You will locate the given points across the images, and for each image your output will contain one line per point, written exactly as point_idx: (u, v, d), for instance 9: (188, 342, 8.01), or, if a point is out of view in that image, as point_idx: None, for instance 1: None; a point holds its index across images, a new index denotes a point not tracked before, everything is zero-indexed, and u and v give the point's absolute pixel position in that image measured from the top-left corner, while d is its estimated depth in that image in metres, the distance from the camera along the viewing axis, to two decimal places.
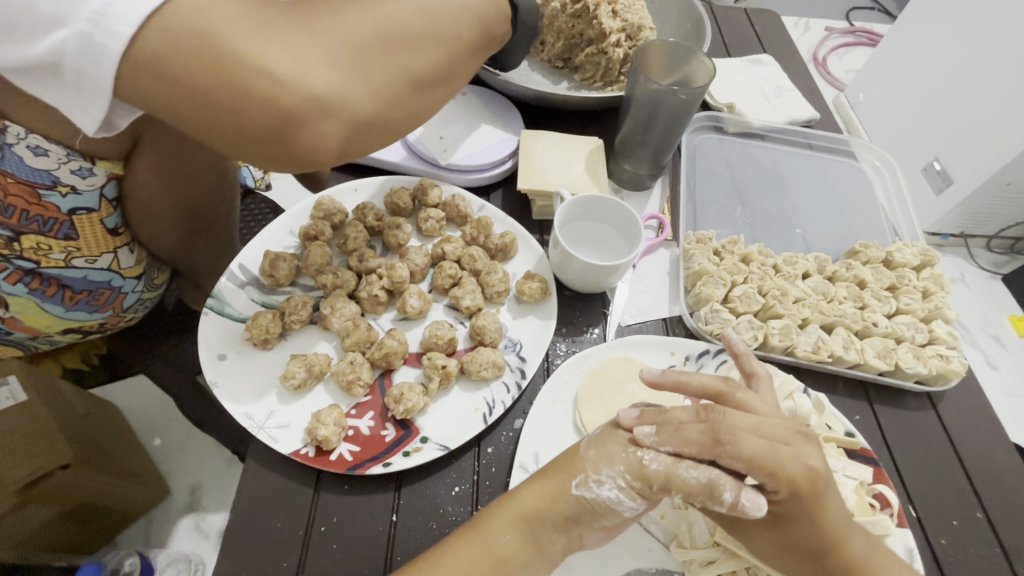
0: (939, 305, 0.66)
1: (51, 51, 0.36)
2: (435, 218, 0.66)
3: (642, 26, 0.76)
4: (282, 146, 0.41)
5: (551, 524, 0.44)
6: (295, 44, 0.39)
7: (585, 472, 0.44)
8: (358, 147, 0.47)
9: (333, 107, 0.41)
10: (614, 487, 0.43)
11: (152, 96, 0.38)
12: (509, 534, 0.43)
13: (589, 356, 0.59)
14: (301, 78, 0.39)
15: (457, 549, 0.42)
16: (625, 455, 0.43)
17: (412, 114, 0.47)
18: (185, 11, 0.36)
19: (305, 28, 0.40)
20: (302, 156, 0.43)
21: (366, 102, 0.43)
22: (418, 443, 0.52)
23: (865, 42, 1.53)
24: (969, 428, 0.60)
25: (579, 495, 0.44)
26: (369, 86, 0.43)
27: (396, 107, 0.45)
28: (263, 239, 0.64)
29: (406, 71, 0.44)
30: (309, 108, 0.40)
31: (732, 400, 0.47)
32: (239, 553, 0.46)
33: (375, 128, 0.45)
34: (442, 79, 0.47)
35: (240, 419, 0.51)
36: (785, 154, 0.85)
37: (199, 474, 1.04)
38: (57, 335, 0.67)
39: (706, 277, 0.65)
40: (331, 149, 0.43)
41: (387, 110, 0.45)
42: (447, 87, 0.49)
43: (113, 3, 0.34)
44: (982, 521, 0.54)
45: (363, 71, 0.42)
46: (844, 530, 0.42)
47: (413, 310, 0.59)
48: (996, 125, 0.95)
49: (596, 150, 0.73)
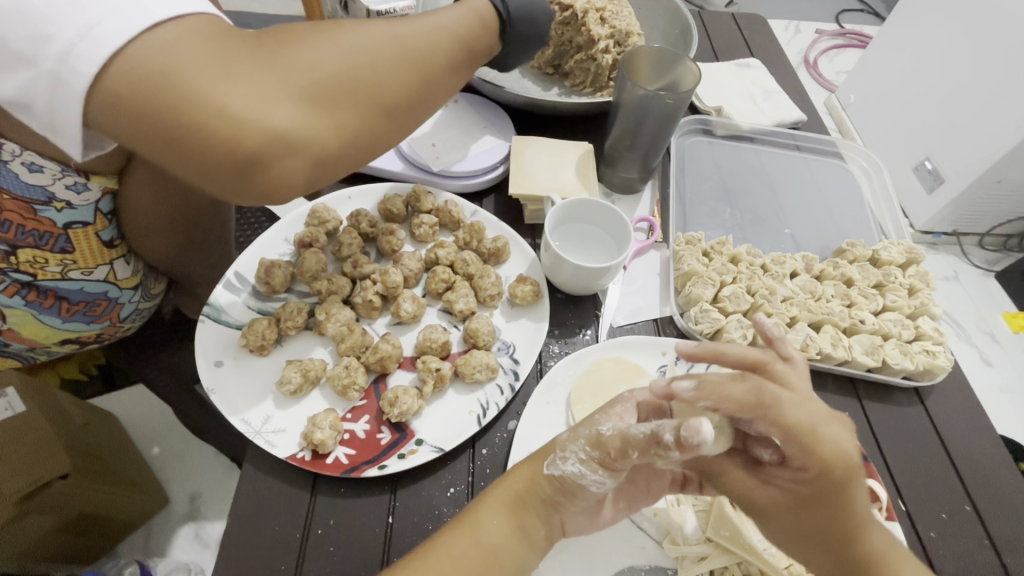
0: (926, 302, 0.67)
1: (28, 85, 0.38)
2: (428, 224, 0.67)
3: (631, 32, 0.77)
4: (249, 184, 0.42)
5: (539, 517, 0.45)
6: (259, 81, 0.39)
7: (554, 452, 0.46)
8: (327, 178, 0.47)
9: (299, 143, 0.41)
10: (576, 461, 0.44)
11: (123, 133, 0.39)
12: (495, 520, 0.45)
13: (582, 357, 0.60)
14: (265, 118, 0.39)
15: (441, 537, 0.44)
16: (588, 429, 0.45)
17: (382, 142, 0.48)
18: (149, 51, 0.37)
19: (271, 62, 0.41)
20: (270, 191, 0.43)
21: (333, 136, 0.43)
22: (413, 446, 0.52)
23: (853, 44, 1.55)
24: (958, 421, 0.61)
25: (550, 474, 0.45)
26: (334, 120, 0.43)
27: (362, 139, 0.46)
28: (259, 246, 0.65)
29: (372, 101, 0.45)
30: (273, 147, 0.40)
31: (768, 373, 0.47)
32: (234, 557, 0.47)
33: (342, 159, 0.46)
34: (409, 106, 0.48)
35: (238, 425, 0.52)
36: (773, 156, 0.87)
37: (198, 483, 1.05)
38: (55, 346, 0.68)
39: (695, 277, 0.66)
40: (298, 183, 0.44)
41: (355, 141, 0.45)
42: (418, 113, 0.50)
43: (78, 43, 0.36)
44: (970, 513, 0.55)
45: (329, 104, 0.43)
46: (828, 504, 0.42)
47: (407, 314, 0.60)
48: (986, 125, 0.96)
49: (586, 154, 0.74)
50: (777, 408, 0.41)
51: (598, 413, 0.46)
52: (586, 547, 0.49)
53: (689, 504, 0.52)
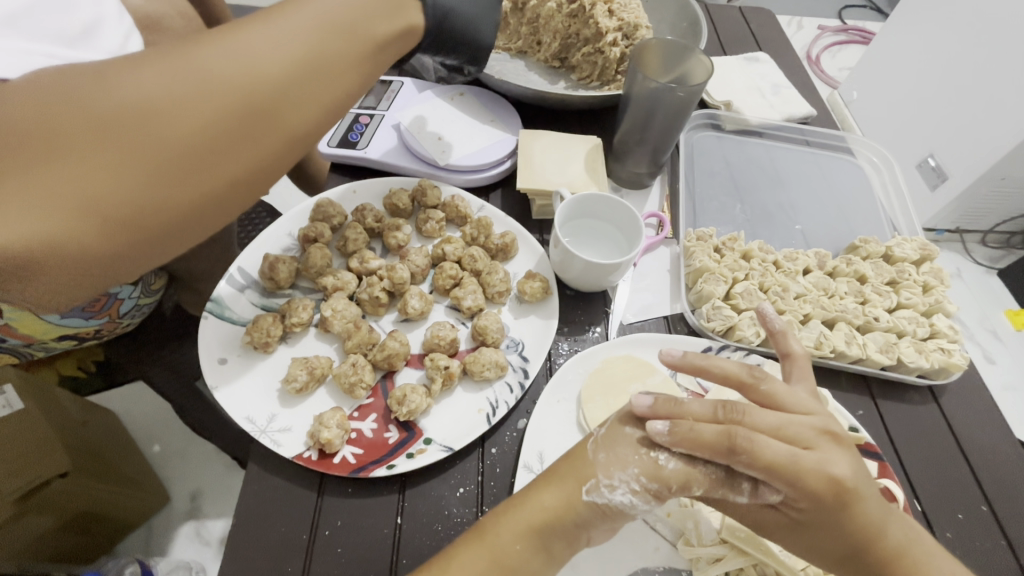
0: (940, 299, 0.66)
1: None
2: (435, 219, 0.66)
3: (637, 26, 0.75)
4: (56, 281, 0.37)
5: (564, 539, 0.43)
6: (18, 169, 0.34)
7: (595, 477, 0.44)
8: (160, 253, 0.41)
9: (32, 244, 0.34)
10: (627, 490, 0.43)
11: None
12: (518, 543, 0.42)
13: (593, 355, 0.59)
14: (28, 210, 0.34)
15: (462, 555, 0.42)
16: (639, 457, 0.44)
17: (179, 211, 0.39)
18: None
19: (33, 136, 0.35)
20: (85, 282, 0.39)
21: (120, 209, 0.37)
22: (422, 445, 0.51)
23: (857, 40, 1.54)
24: (973, 421, 0.60)
25: (591, 500, 0.43)
26: (71, 203, 0.35)
27: (180, 205, 0.39)
28: (262, 241, 0.63)
29: (130, 159, 0.36)
30: (50, 243, 0.35)
31: (757, 393, 0.46)
32: (239, 559, 0.46)
33: (165, 233, 0.40)
34: (234, 153, 0.41)
35: (243, 424, 0.50)
36: (781, 151, 0.85)
37: (197, 481, 1.03)
38: (53, 342, 0.67)
39: (707, 274, 0.65)
40: (115, 268, 0.39)
41: (126, 221, 0.37)
42: (220, 164, 0.40)
43: None
44: (987, 514, 0.54)
45: (60, 183, 0.35)
46: (844, 513, 0.41)
47: (415, 310, 0.58)
48: (994, 120, 0.95)
49: (595, 149, 0.73)
50: (751, 452, 0.40)
51: (639, 435, 0.45)
52: (599, 549, 0.48)
53: (703, 505, 0.51)
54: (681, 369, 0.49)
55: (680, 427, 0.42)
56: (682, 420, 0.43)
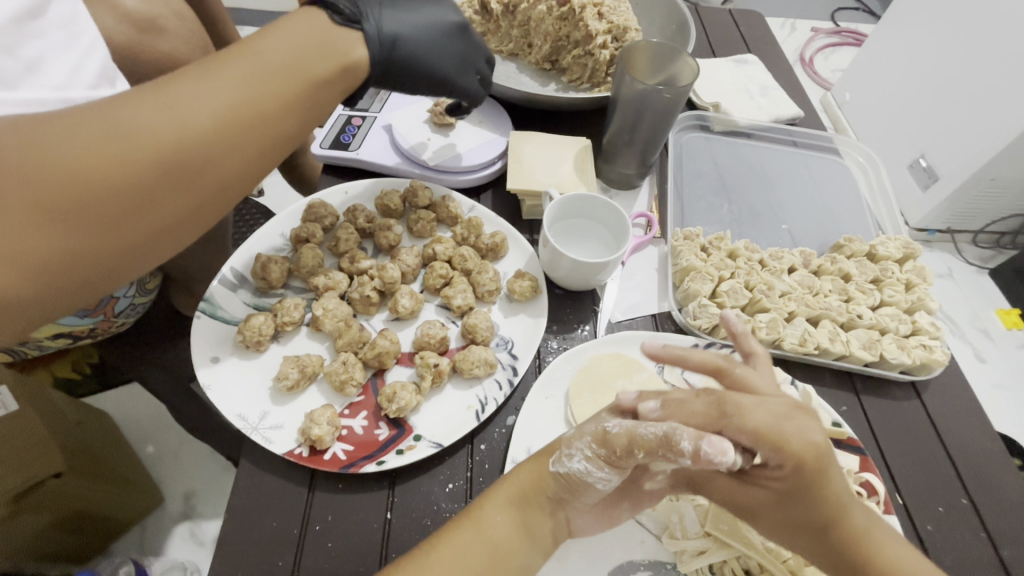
0: (923, 297, 0.67)
1: None
2: (425, 219, 0.67)
3: (628, 27, 0.77)
4: None
5: (542, 514, 0.45)
6: None
7: (558, 449, 0.46)
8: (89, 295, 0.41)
9: None
10: (583, 458, 0.44)
11: None
12: (500, 516, 0.44)
13: (581, 352, 0.59)
14: None
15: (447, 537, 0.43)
16: (595, 427, 0.44)
17: (115, 254, 0.39)
18: None
19: None
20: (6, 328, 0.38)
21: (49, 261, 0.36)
22: (412, 442, 0.52)
23: (849, 42, 1.55)
24: (955, 416, 0.61)
25: (555, 471, 0.45)
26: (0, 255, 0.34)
27: (111, 252, 0.39)
28: (254, 241, 0.64)
29: (65, 210, 0.36)
30: None
31: (729, 377, 0.48)
32: (231, 553, 0.46)
33: (94, 279, 0.39)
34: (172, 199, 0.40)
35: (234, 421, 0.51)
36: (769, 152, 0.87)
37: (190, 482, 1.04)
38: (48, 340, 0.67)
39: (694, 272, 0.66)
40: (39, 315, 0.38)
41: (59, 267, 0.37)
42: (159, 209, 0.40)
43: None
44: (967, 506, 0.55)
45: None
46: (821, 503, 0.42)
47: (405, 309, 0.59)
48: (982, 122, 0.97)
49: (584, 150, 0.74)
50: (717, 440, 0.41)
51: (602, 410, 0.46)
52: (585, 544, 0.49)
53: (689, 498, 0.52)
54: (660, 360, 0.50)
55: (656, 411, 0.43)
56: (661, 406, 0.44)
